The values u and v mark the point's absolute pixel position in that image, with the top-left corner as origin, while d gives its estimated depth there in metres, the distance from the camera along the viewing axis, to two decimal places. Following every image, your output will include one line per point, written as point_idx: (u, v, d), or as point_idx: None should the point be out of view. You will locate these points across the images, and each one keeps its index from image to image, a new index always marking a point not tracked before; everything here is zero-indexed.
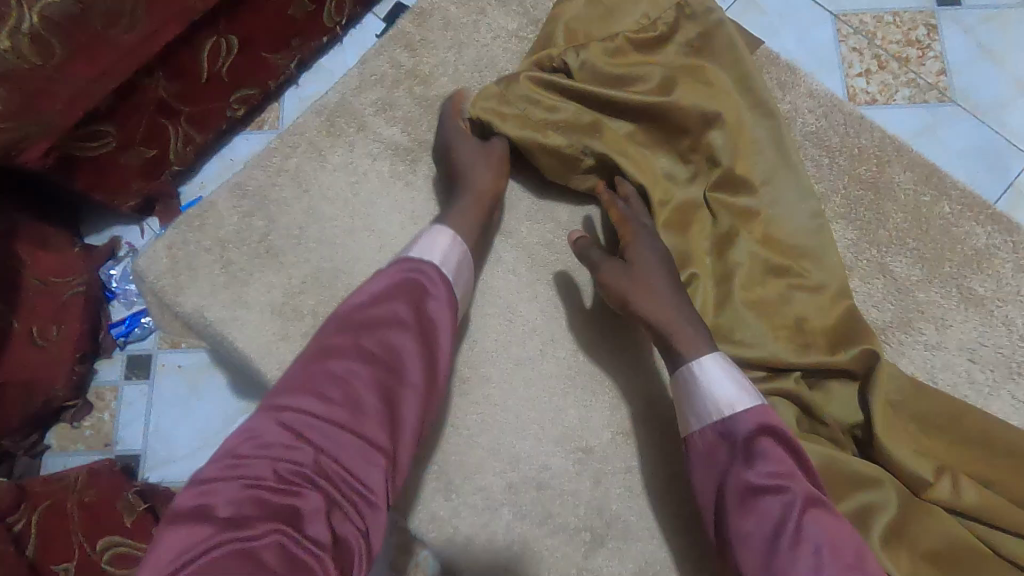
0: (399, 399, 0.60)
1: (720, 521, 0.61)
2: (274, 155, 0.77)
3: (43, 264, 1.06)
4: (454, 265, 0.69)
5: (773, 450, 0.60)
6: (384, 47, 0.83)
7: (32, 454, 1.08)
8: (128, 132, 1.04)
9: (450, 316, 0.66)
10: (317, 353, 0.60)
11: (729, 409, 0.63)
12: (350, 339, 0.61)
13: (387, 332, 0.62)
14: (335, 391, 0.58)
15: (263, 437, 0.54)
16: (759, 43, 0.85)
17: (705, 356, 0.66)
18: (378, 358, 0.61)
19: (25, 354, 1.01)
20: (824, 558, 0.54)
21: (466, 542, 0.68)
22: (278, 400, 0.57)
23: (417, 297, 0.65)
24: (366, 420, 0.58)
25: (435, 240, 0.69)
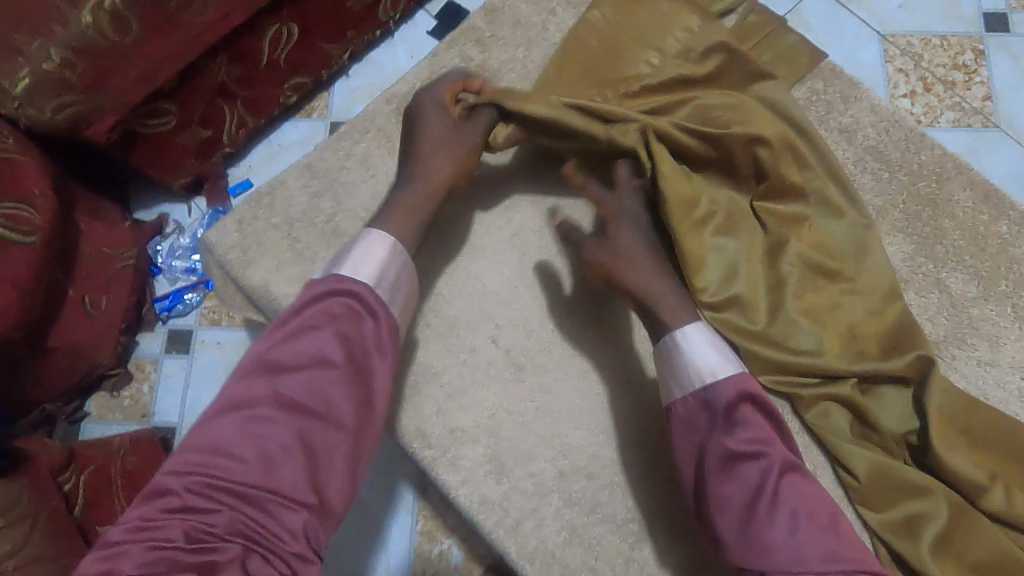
0: (321, 446, 0.58)
1: (699, 486, 0.61)
2: (345, 139, 0.81)
3: (97, 234, 1.07)
4: (393, 277, 0.66)
5: (752, 417, 0.61)
6: (456, 41, 0.87)
7: (71, 420, 1.10)
8: (189, 113, 1.06)
9: (383, 350, 0.64)
10: (231, 401, 0.58)
11: (711, 376, 0.63)
12: (266, 384, 0.59)
13: (308, 375, 0.59)
14: (248, 445, 0.56)
15: (175, 498, 0.54)
16: (822, 56, 0.87)
17: (688, 325, 0.66)
18: (297, 403, 0.58)
19: (75, 321, 1.02)
20: (800, 522, 0.56)
21: (516, 525, 0.70)
22: (188, 455, 0.56)
23: (342, 334, 0.62)
24: (283, 471, 0.56)
25: (371, 249, 0.66)
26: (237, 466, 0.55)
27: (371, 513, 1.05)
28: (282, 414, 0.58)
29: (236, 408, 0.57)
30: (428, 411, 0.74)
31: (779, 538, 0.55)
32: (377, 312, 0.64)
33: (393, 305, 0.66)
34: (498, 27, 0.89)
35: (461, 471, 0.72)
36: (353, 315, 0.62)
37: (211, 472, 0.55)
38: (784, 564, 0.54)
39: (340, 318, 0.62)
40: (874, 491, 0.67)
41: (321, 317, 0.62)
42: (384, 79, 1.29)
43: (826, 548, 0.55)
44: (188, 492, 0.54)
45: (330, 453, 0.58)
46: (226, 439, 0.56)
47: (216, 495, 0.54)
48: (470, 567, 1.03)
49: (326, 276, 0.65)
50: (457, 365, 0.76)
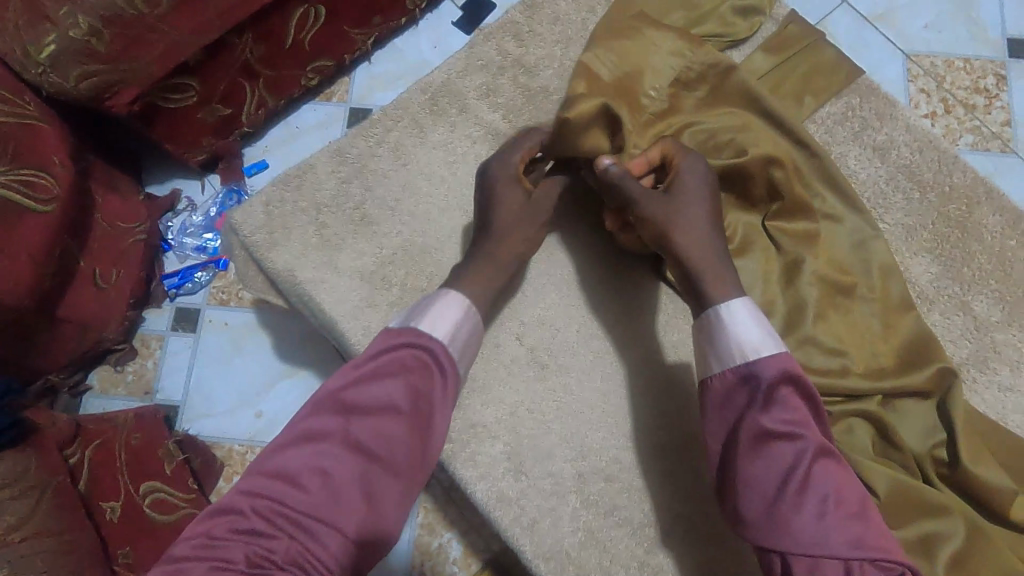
0: (379, 491, 0.58)
1: (727, 463, 0.61)
2: (377, 127, 0.82)
3: (111, 208, 1.06)
4: (463, 334, 0.67)
5: (791, 398, 0.60)
6: (494, 34, 0.88)
7: (74, 393, 1.08)
8: (211, 89, 1.05)
9: (448, 406, 0.64)
10: (299, 434, 0.59)
11: (752, 353, 0.62)
12: (336, 423, 0.59)
13: (377, 421, 0.59)
14: (314, 479, 0.56)
15: (238, 520, 0.53)
16: (859, 72, 0.87)
17: (734, 300, 0.65)
18: (364, 445, 0.58)
19: (85, 293, 1.00)
20: (828, 506, 0.56)
21: (533, 523, 0.70)
22: (257, 478, 0.56)
23: (414, 385, 0.62)
24: (343, 510, 0.55)
25: (445, 306, 0.67)
26: (302, 495, 0.55)
27: None
28: (349, 455, 0.57)
29: (306, 441, 0.58)
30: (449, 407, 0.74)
31: (807, 520, 0.55)
32: (447, 369, 0.65)
33: (458, 361, 0.67)
34: (537, 23, 0.88)
35: (480, 466, 0.72)
36: (424, 367, 0.63)
37: (276, 499, 0.54)
38: (808, 545, 0.54)
39: (410, 369, 0.62)
40: (892, 509, 0.66)
41: (395, 365, 0.62)
42: (408, 67, 1.27)
43: (851, 534, 0.54)
44: (254, 514, 0.54)
45: (388, 503, 0.58)
46: (293, 468, 0.56)
47: (279, 520, 0.54)
48: (469, 562, 1.03)
49: (400, 324, 0.66)
50: (479, 359, 0.76)
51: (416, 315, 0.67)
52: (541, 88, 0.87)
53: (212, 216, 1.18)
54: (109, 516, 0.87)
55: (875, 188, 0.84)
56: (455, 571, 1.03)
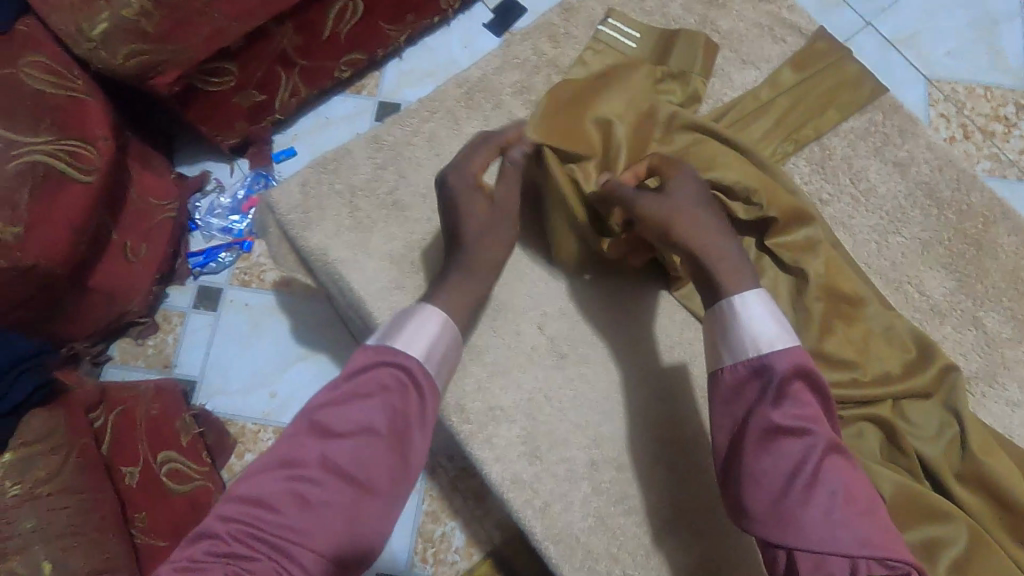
0: (357, 510, 0.58)
1: (736, 458, 0.62)
2: (414, 117, 0.85)
3: (145, 183, 1.10)
4: (440, 353, 0.67)
5: (801, 392, 0.62)
6: (531, 34, 0.91)
7: (96, 362, 1.11)
8: (248, 74, 1.07)
9: (423, 426, 0.64)
10: (279, 457, 0.59)
11: (767, 346, 0.63)
12: (312, 446, 0.60)
13: (353, 444, 0.60)
14: (291, 502, 0.57)
15: (218, 540, 0.55)
16: (884, 90, 0.89)
17: (749, 292, 0.66)
18: (340, 466, 0.59)
19: (115, 265, 1.04)
20: (836, 503, 0.57)
21: (544, 506, 0.72)
22: (236, 502, 0.57)
23: (388, 407, 0.62)
24: (321, 533, 0.56)
25: (421, 325, 0.67)
26: (280, 516, 0.56)
27: None
28: (323, 478, 0.58)
29: (283, 465, 0.59)
30: (470, 391, 0.76)
31: (814, 517, 0.56)
32: (424, 387, 0.65)
33: (437, 376, 0.67)
34: (572, 26, 0.91)
35: (496, 448, 0.74)
36: (399, 390, 0.63)
37: (257, 520, 0.56)
38: (815, 542, 0.56)
39: (388, 390, 0.63)
40: (898, 513, 0.67)
41: (370, 388, 0.63)
42: (438, 66, 1.31)
43: (859, 532, 0.56)
44: (233, 538, 0.55)
45: (364, 522, 0.58)
46: (270, 492, 0.57)
47: (257, 540, 0.55)
48: (470, 551, 1.05)
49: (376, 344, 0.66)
50: (502, 345, 0.78)
51: (396, 336, 0.67)
52: None
53: (240, 198, 1.21)
54: (129, 479, 0.89)
55: (894, 203, 0.85)
56: (456, 559, 1.05)
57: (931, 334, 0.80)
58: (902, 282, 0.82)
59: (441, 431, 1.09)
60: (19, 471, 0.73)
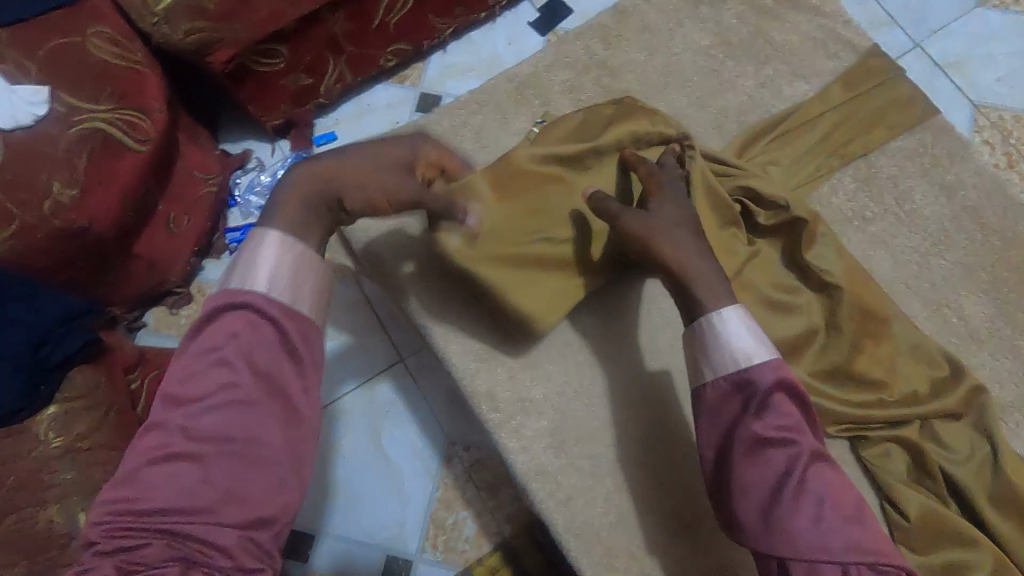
0: (246, 466, 0.52)
1: (724, 470, 0.61)
2: (462, 109, 0.87)
3: (192, 158, 1.12)
4: (290, 278, 0.58)
5: (784, 404, 0.61)
6: (584, 34, 0.92)
7: (130, 327, 1.14)
8: (297, 59, 1.09)
9: (299, 356, 0.57)
10: (145, 441, 0.52)
11: (746, 360, 0.62)
12: (171, 419, 0.52)
13: (217, 401, 0.52)
14: (162, 482, 0.49)
15: (96, 547, 0.48)
16: (935, 112, 0.88)
17: (726, 308, 0.64)
18: (212, 430, 0.52)
19: (158, 235, 1.06)
20: (825, 511, 0.56)
21: (566, 499, 0.73)
22: (106, 504, 0.50)
23: (250, 351, 0.54)
24: (212, 499, 0.50)
25: (258, 255, 0.57)
26: (155, 499, 0.49)
27: (396, 467, 1.09)
28: (197, 448, 0.51)
29: (148, 449, 0.51)
30: (501, 380, 0.77)
31: (804, 525, 0.55)
32: (283, 317, 0.56)
33: (302, 300, 0.59)
34: (624, 29, 0.92)
35: (522, 438, 0.76)
36: (254, 329, 0.55)
37: (128, 511, 0.49)
38: (806, 551, 0.54)
39: (239, 332, 0.55)
40: (922, 536, 0.68)
41: (221, 336, 0.55)
42: (482, 61, 1.32)
43: (849, 538, 0.55)
44: (109, 537, 0.48)
45: (260, 472, 0.52)
46: (141, 481, 0.50)
47: (140, 530, 0.48)
48: (481, 541, 1.06)
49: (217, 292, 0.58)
50: (535, 336, 0.79)
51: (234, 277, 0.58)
52: (620, 90, 0.90)
53: (280, 178, 1.23)
54: None
55: (938, 226, 0.85)
56: (466, 549, 1.06)
57: (968, 360, 0.79)
58: (942, 305, 0.81)
59: (460, 421, 1.11)
60: (61, 425, 0.78)
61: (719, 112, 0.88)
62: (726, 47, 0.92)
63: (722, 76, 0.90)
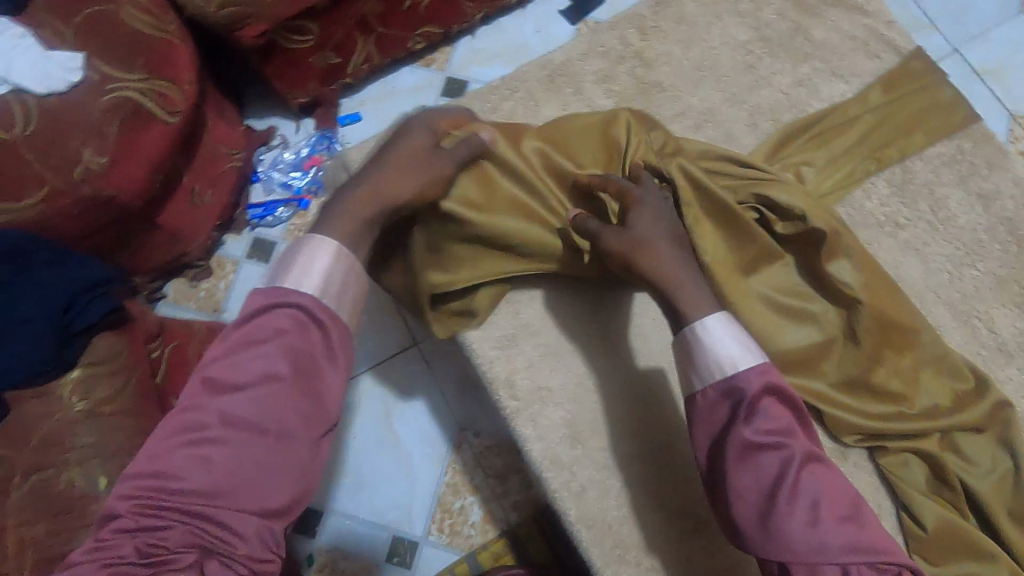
0: (271, 460, 0.54)
1: (718, 475, 0.61)
2: (494, 93, 0.86)
3: (219, 132, 1.12)
4: (338, 286, 0.61)
5: (773, 407, 0.61)
6: (620, 24, 0.91)
7: (150, 298, 1.15)
8: (326, 36, 1.09)
9: (332, 359, 0.59)
10: (178, 422, 0.54)
11: (731, 368, 0.62)
12: (206, 404, 0.55)
13: (251, 393, 0.55)
14: (191, 465, 0.52)
15: (121, 518, 0.51)
16: (976, 119, 0.86)
17: (709, 317, 0.64)
18: (245, 420, 0.54)
19: (181, 206, 1.06)
20: (821, 512, 0.56)
21: (581, 490, 0.74)
22: (134, 479, 0.52)
23: (289, 349, 0.57)
24: (236, 487, 0.52)
25: (312, 260, 0.60)
26: (183, 482, 0.51)
27: (405, 449, 1.10)
28: (226, 435, 0.53)
29: (182, 430, 0.54)
30: (521, 369, 0.78)
31: (799, 527, 0.55)
32: (324, 322, 0.59)
33: (343, 307, 0.61)
34: (661, 21, 0.91)
35: (539, 427, 0.76)
36: (298, 330, 0.58)
37: (159, 490, 0.51)
38: (804, 553, 0.54)
39: (281, 332, 0.57)
40: (938, 546, 0.69)
41: (264, 332, 0.57)
42: (511, 48, 1.31)
43: (846, 538, 0.55)
44: (137, 511, 0.51)
45: (285, 467, 0.55)
46: (170, 460, 0.53)
47: (163, 511, 0.51)
48: (486, 528, 1.07)
49: (264, 290, 0.60)
50: (555, 327, 0.79)
51: (285, 277, 0.61)
52: (653, 82, 0.89)
53: (303, 155, 1.24)
54: None
55: (971, 235, 0.83)
56: (472, 534, 1.07)
57: (994, 374, 0.78)
58: (971, 316, 0.80)
59: (471, 407, 1.11)
60: (84, 388, 0.79)
61: (753, 108, 0.87)
62: (764, 42, 0.90)
63: (759, 72, 0.89)
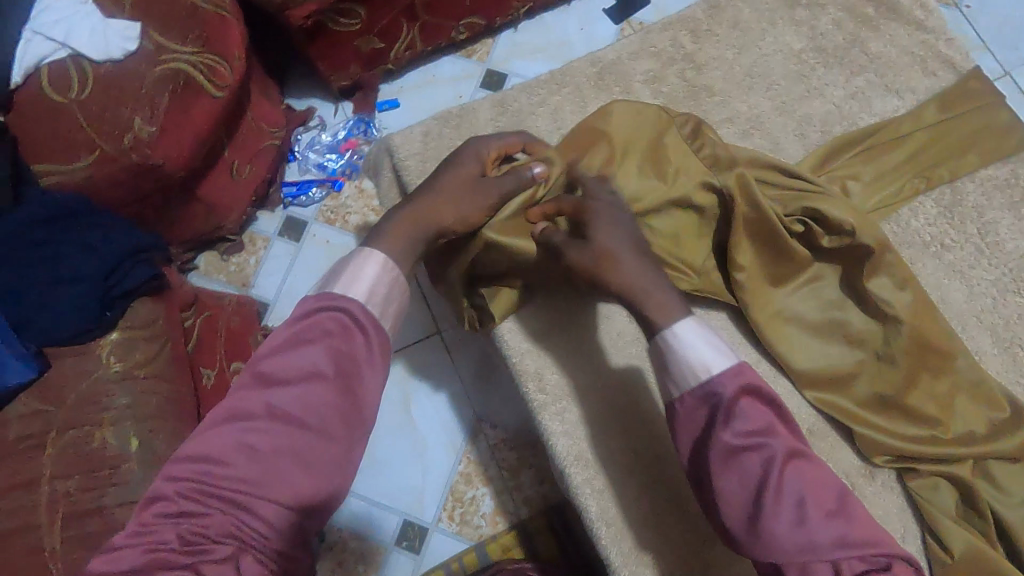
0: (313, 455, 0.52)
1: (703, 479, 0.59)
2: (542, 88, 0.87)
3: (261, 109, 1.14)
4: (385, 295, 0.60)
5: (752, 406, 0.58)
6: (672, 25, 0.91)
7: (183, 268, 1.17)
8: (373, 21, 1.09)
9: (376, 364, 0.57)
10: (227, 411, 0.53)
11: (705, 372, 0.60)
12: (255, 396, 0.53)
13: (299, 388, 0.54)
14: (237, 455, 0.51)
15: (165, 503, 0.50)
16: None
17: (678, 323, 0.62)
18: (290, 414, 0.53)
19: (219, 179, 1.08)
20: (807, 509, 0.54)
21: (602, 488, 0.75)
22: (183, 463, 0.51)
23: (336, 348, 0.55)
24: (277, 481, 0.51)
25: (362, 268, 0.60)
26: (228, 471, 0.50)
27: (421, 436, 1.11)
28: (272, 427, 0.52)
29: (229, 418, 0.52)
30: (550, 367, 0.79)
31: (785, 527, 0.53)
32: (370, 328, 0.57)
33: (386, 317, 0.60)
34: (715, 24, 0.91)
35: (566, 422, 0.77)
36: (344, 332, 0.56)
37: (204, 478, 0.50)
38: (793, 553, 0.52)
39: (330, 333, 0.56)
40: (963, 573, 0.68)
41: (314, 331, 0.56)
42: (554, 44, 1.31)
43: (835, 534, 0.53)
44: (181, 497, 0.50)
45: (326, 465, 0.53)
46: (216, 448, 0.51)
47: (207, 498, 0.50)
48: (496, 519, 1.07)
49: (316, 292, 0.59)
50: (584, 328, 0.81)
51: (337, 280, 0.60)
52: (703, 85, 0.89)
53: (340, 138, 1.25)
54: (205, 381, 0.94)
55: (1016, 262, 0.82)
56: (482, 524, 1.07)
57: None
58: (1011, 345, 0.79)
59: (490, 399, 1.12)
60: (122, 351, 0.81)
61: (803, 118, 0.86)
62: (819, 52, 0.90)
63: (811, 82, 0.88)
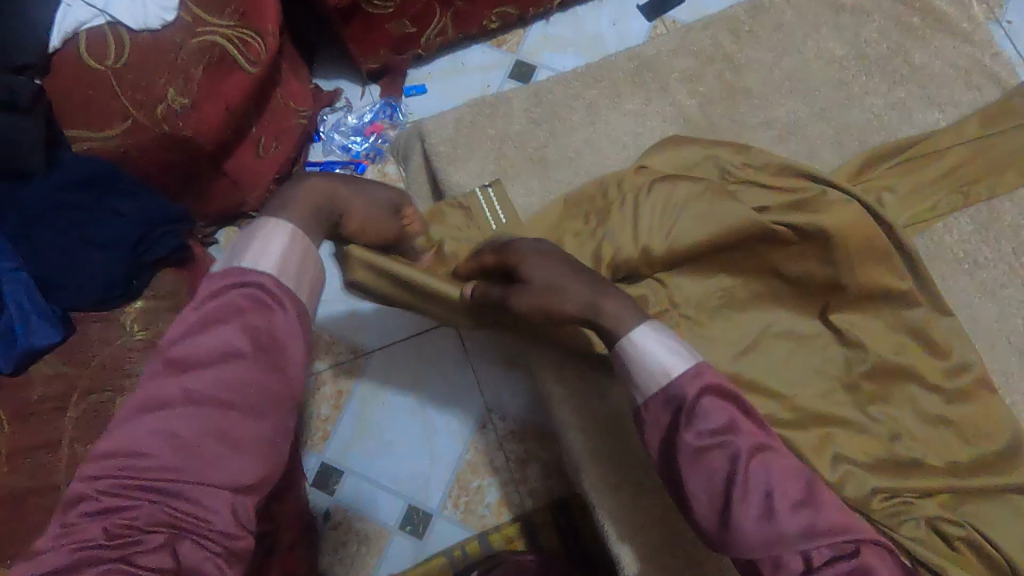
0: (238, 431, 0.53)
1: (674, 479, 0.59)
2: (578, 82, 0.90)
3: (291, 87, 1.13)
4: (299, 264, 0.59)
5: (712, 404, 0.58)
6: (713, 24, 0.90)
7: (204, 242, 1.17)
8: (407, 5, 1.08)
9: (297, 336, 0.57)
10: (142, 401, 0.53)
11: (668, 377, 0.58)
12: (169, 384, 0.53)
13: (215, 370, 0.54)
14: (158, 445, 0.51)
15: (88, 500, 0.50)
16: None
17: (636, 329, 0.60)
18: (208, 398, 0.53)
19: (246, 156, 1.07)
20: (774, 501, 0.54)
21: (615, 483, 0.77)
22: (102, 460, 0.51)
23: (249, 324, 0.55)
24: (203, 464, 0.52)
25: (267, 240, 0.58)
26: (150, 461, 0.51)
27: (430, 424, 1.11)
28: (192, 413, 0.52)
29: (144, 410, 0.53)
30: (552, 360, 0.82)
31: (752, 521, 0.54)
32: (285, 299, 0.57)
33: (301, 286, 0.59)
34: (756, 27, 0.91)
35: (582, 415, 0.81)
36: (258, 309, 0.56)
37: (124, 470, 0.51)
38: (762, 545, 0.53)
39: (242, 311, 0.55)
40: None
41: (225, 309, 0.55)
42: (584, 39, 1.30)
43: (803, 524, 0.53)
44: (104, 493, 0.50)
45: (255, 440, 0.54)
46: (134, 441, 0.51)
47: (131, 489, 0.50)
48: (501, 510, 1.08)
49: (223, 268, 0.58)
50: None
51: (242, 254, 0.58)
52: (740, 87, 0.89)
53: (365, 121, 1.25)
54: None
55: None
56: (485, 514, 1.08)
57: None
58: None
59: (502, 391, 1.13)
60: (148, 320, 0.85)
61: (840, 126, 0.86)
62: (859, 60, 0.89)
63: (851, 90, 0.87)
